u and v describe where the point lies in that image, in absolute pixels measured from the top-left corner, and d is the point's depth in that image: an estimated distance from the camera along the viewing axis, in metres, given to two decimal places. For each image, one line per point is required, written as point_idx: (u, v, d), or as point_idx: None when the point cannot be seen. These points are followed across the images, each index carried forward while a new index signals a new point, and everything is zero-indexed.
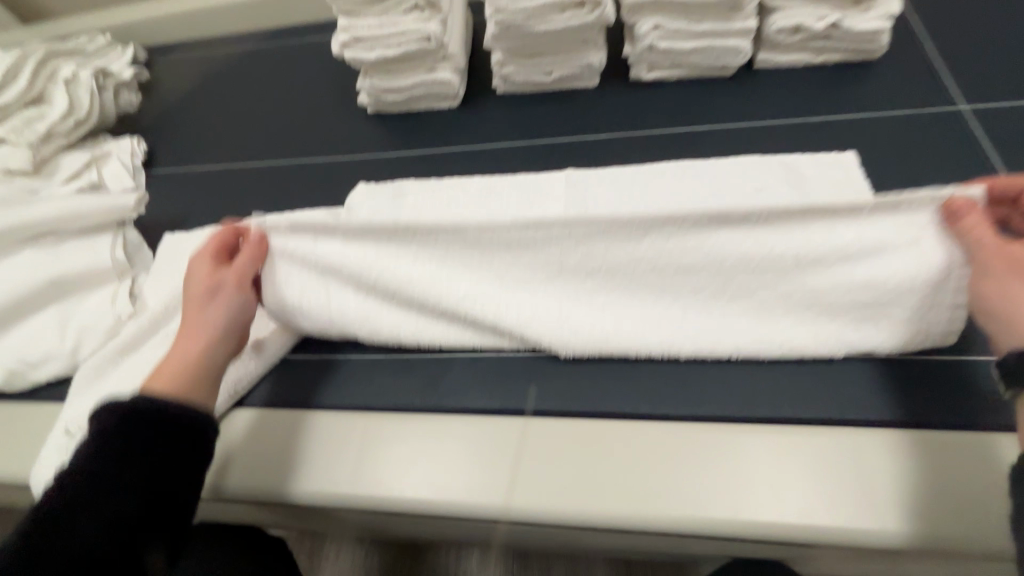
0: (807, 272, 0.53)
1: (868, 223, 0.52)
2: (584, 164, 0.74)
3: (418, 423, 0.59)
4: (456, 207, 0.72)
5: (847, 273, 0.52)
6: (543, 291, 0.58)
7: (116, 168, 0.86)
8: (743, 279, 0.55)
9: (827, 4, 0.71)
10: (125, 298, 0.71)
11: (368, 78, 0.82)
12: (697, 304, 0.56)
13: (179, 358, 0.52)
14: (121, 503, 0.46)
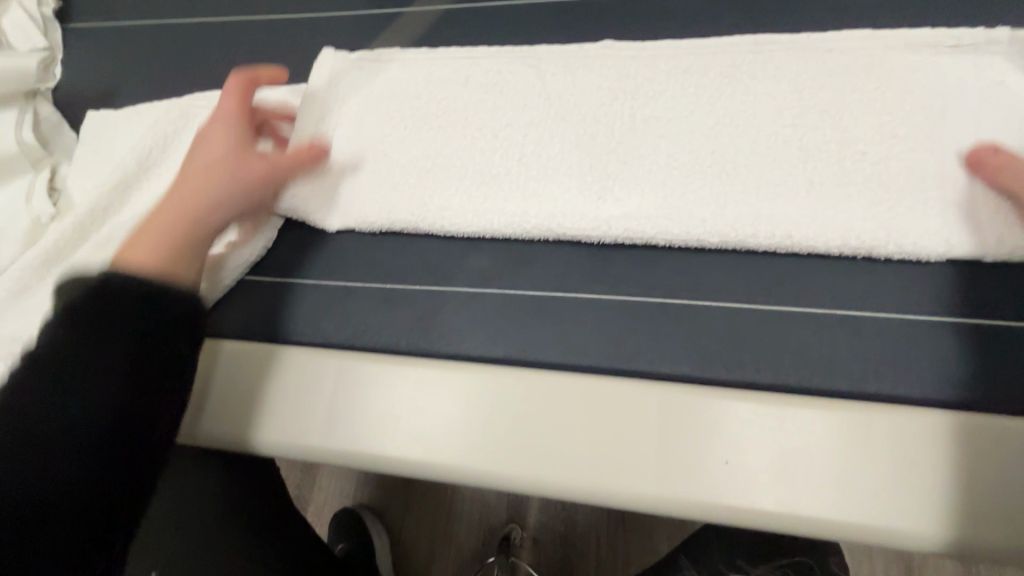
0: (882, 198, 0.43)
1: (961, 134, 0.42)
2: (629, 32, 0.55)
3: (404, 368, 0.47)
4: (454, 92, 0.54)
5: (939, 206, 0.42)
6: (562, 198, 0.48)
7: (17, 16, 0.66)
8: (809, 188, 0.45)
9: None
10: (42, 193, 0.58)
11: None
12: (756, 240, 0.44)
13: (181, 206, 0.48)
14: (56, 453, 0.38)
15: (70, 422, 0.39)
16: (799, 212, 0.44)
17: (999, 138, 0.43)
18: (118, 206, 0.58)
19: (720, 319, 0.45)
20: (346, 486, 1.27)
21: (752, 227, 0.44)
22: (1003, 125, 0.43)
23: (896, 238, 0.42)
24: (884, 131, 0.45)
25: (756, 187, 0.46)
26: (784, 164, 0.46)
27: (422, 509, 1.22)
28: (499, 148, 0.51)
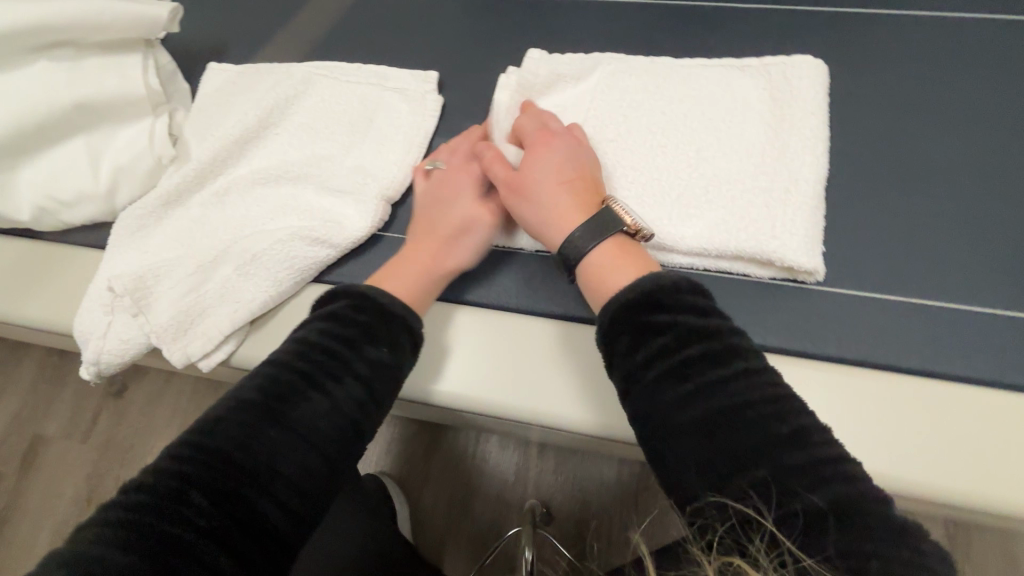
0: (946, 225, 0.52)
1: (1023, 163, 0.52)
2: (721, 48, 0.62)
3: (520, 324, 0.54)
4: (568, 91, 0.59)
5: (999, 235, 0.51)
6: (679, 195, 0.53)
7: None
8: (880, 211, 0.53)
9: None
10: (165, 137, 0.61)
11: None
12: (841, 249, 0.52)
13: (423, 249, 0.52)
14: (296, 408, 0.43)
15: (314, 414, 0.43)
16: (860, 221, 0.52)
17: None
18: (234, 156, 0.61)
19: (803, 300, 0.51)
20: (366, 456, 1.30)
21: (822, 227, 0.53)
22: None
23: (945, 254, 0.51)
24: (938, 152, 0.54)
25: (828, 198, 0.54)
26: (847, 176, 0.54)
27: (442, 482, 1.26)
28: (606, 138, 0.56)
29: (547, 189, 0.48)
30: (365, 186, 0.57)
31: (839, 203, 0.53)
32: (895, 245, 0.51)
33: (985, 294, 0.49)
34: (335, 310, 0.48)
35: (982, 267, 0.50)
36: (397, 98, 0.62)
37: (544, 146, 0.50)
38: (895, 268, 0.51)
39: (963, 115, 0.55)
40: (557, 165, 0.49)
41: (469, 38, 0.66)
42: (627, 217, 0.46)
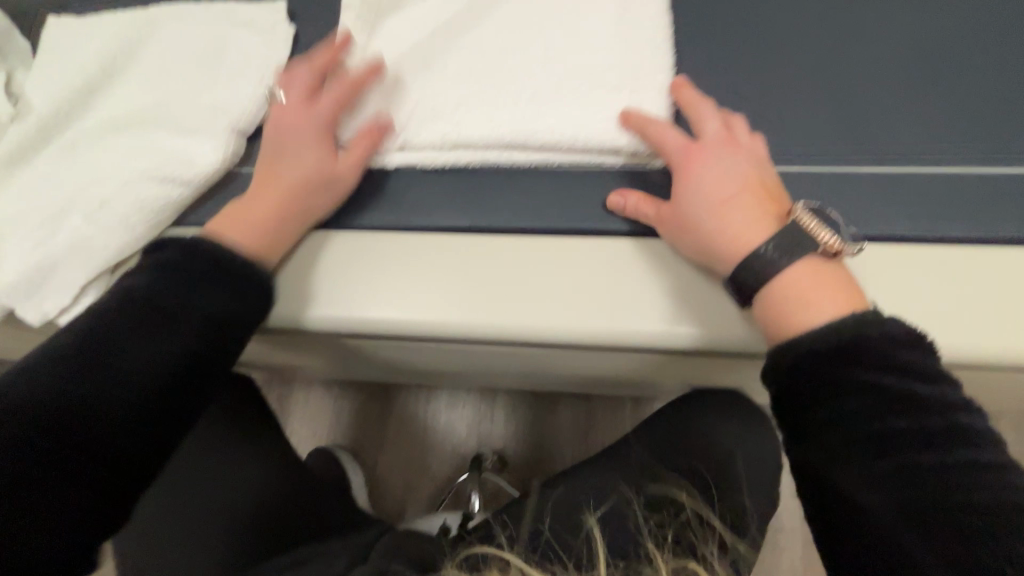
0: (779, 106, 0.54)
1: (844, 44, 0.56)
2: None
3: (396, 241, 0.53)
4: (414, 4, 0.57)
5: (824, 108, 0.54)
6: (531, 93, 0.52)
7: None
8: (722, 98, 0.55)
9: None
10: (2, 96, 0.57)
11: None
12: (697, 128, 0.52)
13: (267, 195, 0.50)
14: (116, 358, 0.43)
15: (134, 362, 0.43)
16: (713, 100, 0.53)
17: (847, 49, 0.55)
18: (80, 108, 0.58)
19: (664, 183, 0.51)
20: (317, 431, 1.29)
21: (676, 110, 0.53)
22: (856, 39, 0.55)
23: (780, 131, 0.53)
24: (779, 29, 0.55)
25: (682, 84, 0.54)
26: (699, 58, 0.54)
27: (395, 446, 1.26)
28: (455, 48, 0.55)
29: (726, 194, 0.46)
30: (217, 122, 0.55)
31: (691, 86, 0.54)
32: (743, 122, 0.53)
33: (817, 164, 0.52)
34: (159, 259, 0.46)
35: (813, 139, 0.53)
36: (247, 32, 0.59)
37: (704, 152, 0.48)
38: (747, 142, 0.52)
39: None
40: (722, 172, 0.47)
41: None
42: (827, 238, 0.44)
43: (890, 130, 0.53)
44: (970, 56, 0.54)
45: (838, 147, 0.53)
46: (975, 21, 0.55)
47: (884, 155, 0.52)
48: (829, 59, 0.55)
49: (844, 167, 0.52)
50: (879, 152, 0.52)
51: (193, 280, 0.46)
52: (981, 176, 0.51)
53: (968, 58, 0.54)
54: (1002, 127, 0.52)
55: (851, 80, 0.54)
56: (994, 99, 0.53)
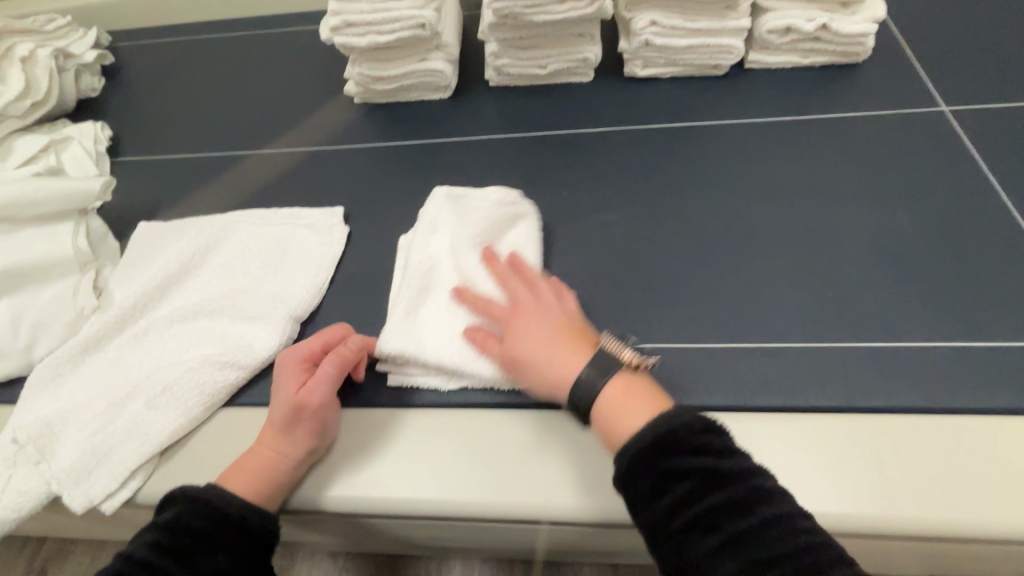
0: (779, 279, 0.60)
1: (825, 225, 0.63)
2: (581, 159, 0.73)
3: (432, 420, 0.56)
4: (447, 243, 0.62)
5: (822, 280, 0.59)
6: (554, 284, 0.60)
7: (76, 153, 0.80)
8: (724, 275, 0.61)
9: (819, 4, 0.71)
10: (88, 290, 0.66)
11: (356, 66, 0.79)
12: (700, 309, 0.59)
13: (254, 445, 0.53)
14: None
15: None
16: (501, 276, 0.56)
17: (829, 230, 0.63)
18: (155, 300, 0.65)
19: (677, 358, 0.56)
20: None
21: (677, 295, 0.60)
22: (834, 222, 0.63)
23: (783, 303, 0.58)
24: (761, 222, 0.64)
25: (681, 268, 0.62)
26: (692, 249, 0.63)
27: None
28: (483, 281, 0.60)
29: (539, 354, 0.50)
30: (276, 311, 0.62)
31: (690, 271, 0.62)
32: (743, 301, 0.59)
33: (825, 333, 0.56)
34: (172, 518, 0.48)
35: (816, 308, 0.58)
36: (308, 233, 0.70)
37: (521, 313, 0.52)
38: (747, 320, 0.58)
39: (777, 191, 0.67)
40: (539, 327, 0.51)
41: (371, 176, 0.77)
42: (624, 353, 0.49)
43: (885, 300, 0.57)
44: (939, 233, 0.61)
45: (841, 315, 0.57)
46: (938, 205, 0.63)
47: (886, 324, 0.56)
48: (815, 241, 0.62)
49: (849, 333, 0.56)
50: (880, 324, 0.56)
51: (206, 548, 0.47)
52: (979, 346, 0.54)
53: (942, 238, 0.60)
54: (988, 297, 0.56)
55: (837, 257, 0.61)
56: (973, 273, 0.58)
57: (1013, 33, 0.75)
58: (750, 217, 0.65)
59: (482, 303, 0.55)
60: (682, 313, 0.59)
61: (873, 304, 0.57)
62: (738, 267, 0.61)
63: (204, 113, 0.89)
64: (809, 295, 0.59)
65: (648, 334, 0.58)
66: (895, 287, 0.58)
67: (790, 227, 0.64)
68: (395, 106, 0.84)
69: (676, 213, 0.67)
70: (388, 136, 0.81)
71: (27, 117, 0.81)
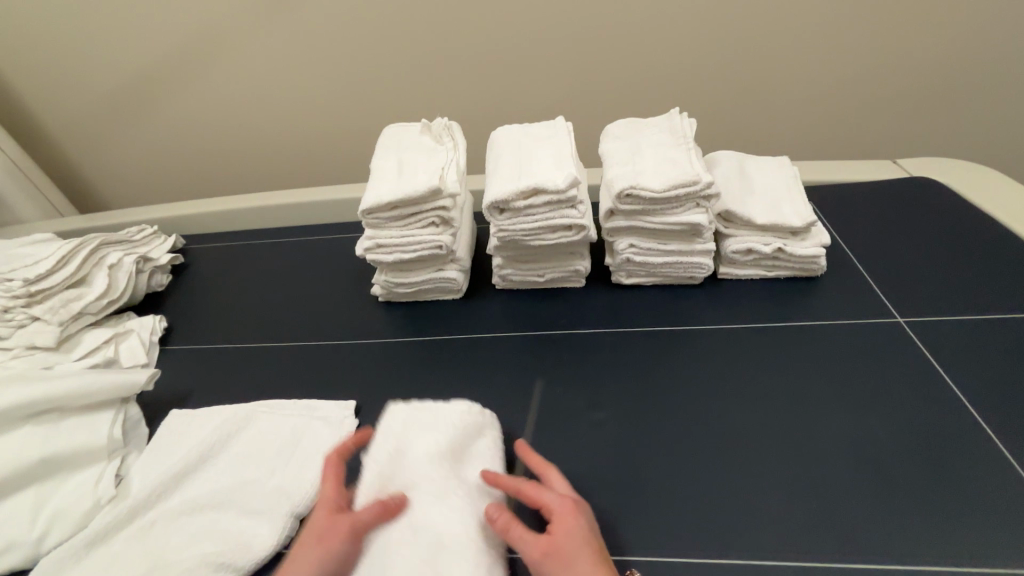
0: (765, 487, 0.62)
1: (803, 430, 0.67)
2: (574, 357, 0.81)
3: None
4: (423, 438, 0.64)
5: (805, 489, 0.61)
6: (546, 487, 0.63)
7: (132, 344, 0.91)
8: (711, 479, 0.63)
9: (771, 232, 0.85)
10: (109, 479, 0.70)
11: (383, 274, 0.93)
12: (687, 518, 0.60)
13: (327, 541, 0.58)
14: None
15: None
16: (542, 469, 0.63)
17: (806, 435, 0.66)
18: (169, 490, 0.69)
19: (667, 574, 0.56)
20: None
21: (666, 501, 0.62)
22: (811, 427, 0.67)
23: (770, 515, 0.59)
24: (742, 424, 0.69)
25: (670, 470, 0.65)
26: (679, 450, 0.67)
27: None
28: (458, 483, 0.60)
29: (582, 559, 0.53)
30: (280, 507, 0.65)
31: (677, 474, 0.64)
32: (730, 510, 0.60)
33: (816, 551, 0.56)
34: None
35: (803, 521, 0.59)
36: (322, 425, 0.75)
37: (572, 514, 0.56)
38: (735, 531, 0.59)
39: (755, 395, 0.72)
40: (587, 535, 0.55)
41: (385, 369, 0.85)
42: None
43: (869, 513, 0.58)
44: (913, 442, 0.64)
45: (831, 529, 0.58)
46: (909, 412, 0.67)
47: (875, 542, 0.56)
48: (797, 447, 0.65)
49: (840, 551, 0.56)
50: (870, 545, 0.56)
51: None
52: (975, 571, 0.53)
53: (916, 448, 0.63)
54: (973, 514, 0.57)
55: (819, 465, 0.63)
56: (955, 486, 0.59)
57: (950, 251, 0.86)
58: (732, 419, 0.69)
59: (530, 490, 0.59)
60: (670, 521, 0.60)
61: (859, 517, 0.58)
62: (723, 473, 0.64)
63: (249, 307, 1.03)
64: (794, 506, 0.60)
65: (638, 544, 0.59)
66: (877, 499, 0.60)
67: (770, 431, 0.67)
68: (413, 305, 0.96)
69: (662, 414, 0.71)
70: (404, 333, 0.91)
71: (99, 313, 0.94)
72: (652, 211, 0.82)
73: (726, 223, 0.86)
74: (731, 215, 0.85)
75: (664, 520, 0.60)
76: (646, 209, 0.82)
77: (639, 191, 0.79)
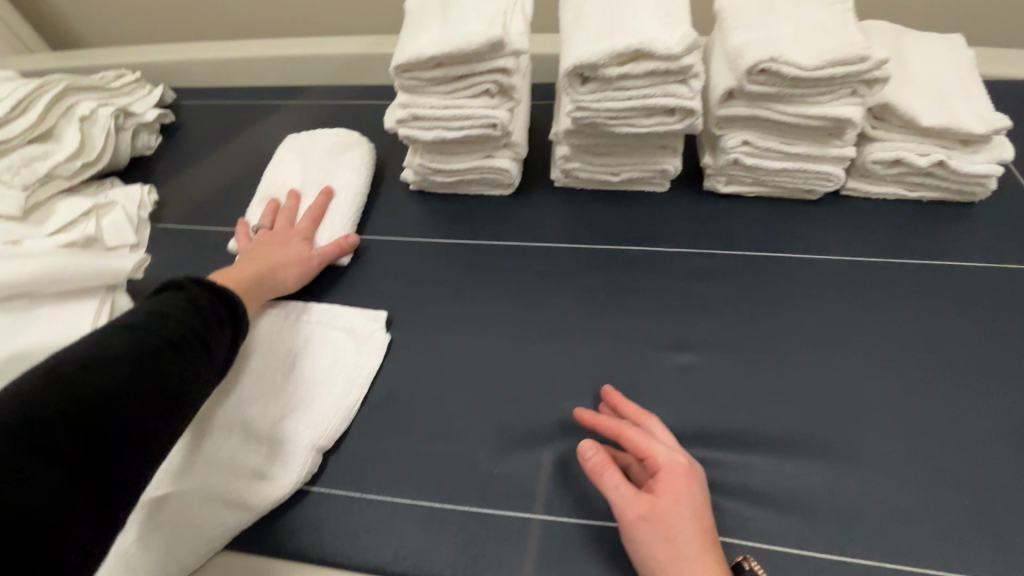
0: (889, 467, 0.51)
1: (938, 400, 0.54)
2: (652, 280, 0.66)
3: None
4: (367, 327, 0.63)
5: (938, 474, 0.50)
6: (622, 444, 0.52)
7: (117, 219, 0.76)
8: (823, 450, 0.52)
9: (935, 140, 0.64)
10: None
11: (417, 155, 0.74)
12: (793, 494, 0.50)
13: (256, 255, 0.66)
14: None
15: None
16: (649, 417, 0.51)
17: (942, 407, 0.54)
18: None
19: (767, 558, 0.47)
20: None
21: (769, 472, 0.51)
22: (948, 398, 0.54)
23: (891, 500, 0.49)
24: (864, 385, 0.55)
25: (774, 435, 0.53)
26: (784, 410, 0.54)
27: None
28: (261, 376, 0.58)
29: (687, 538, 0.42)
30: (300, 436, 0.54)
31: (782, 441, 0.52)
32: (845, 490, 0.50)
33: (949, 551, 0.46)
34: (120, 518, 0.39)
35: (934, 513, 0.48)
36: (344, 337, 0.62)
37: (683, 482, 0.45)
38: (848, 516, 0.49)
39: (882, 349, 0.58)
40: (696, 511, 0.44)
41: (419, 274, 0.71)
42: None
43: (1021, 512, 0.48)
44: None
45: (969, 526, 0.48)
46: None
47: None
48: (933, 422, 0.53)
49: (981, 555, 0.46)
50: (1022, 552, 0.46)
51: None
52: None
53: None
54: None
55: (958, 447, 0.51)
56: None
57: None
58: (851, 377, 0.56)
59: (631, 438, 0.48)
60: (771, 495, 0.50)
61: (1008, 515, 0.48)
62: (838, 444, 0.52)
63: (253, 183, 0.86)
64: (926, 494, 0.49)
65: (732, 520, 0.49)
66: None
67: (898, 398, 0.55)
68: (453, 196, 0.79)
69: (763, 362, 0.58)
70: (441, 232, 0.75)
71: (73, 177, 0.77)
72: (786, 98, 0.61)
73: (875, 123, 0.65)
74: (886, 111, 0.64)
75: (764, 493, 0.50)
76: (780, 94, 0.61)
77: (780, 67, 0.57)
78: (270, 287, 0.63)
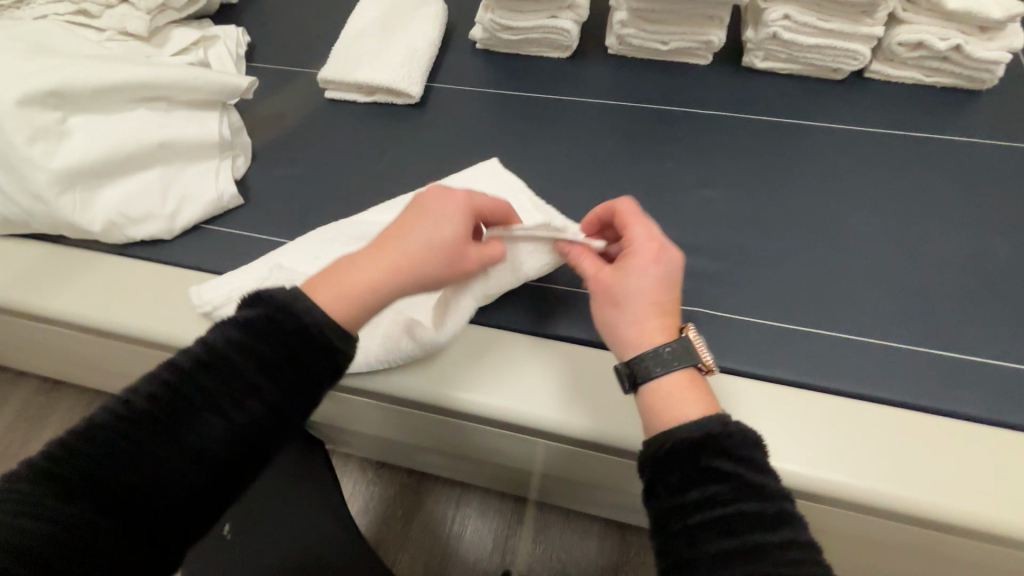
0: (863, 282, 0.63)
1: (913, 238, 0.66)
2: (686, 135, 0.76)
3: (527, 339, 0.62)
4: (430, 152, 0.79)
5: (902, 288, 0.62)
6: None
7: (221, 51, 0.86)
8: (810, 266, 0.65)
9: (956, 24, 0.71)
10: (228, 175, 0.74)
11: (489, 11, 0.83)
12: (781, 293, 0.63)
13: (386, 252, 0.46)
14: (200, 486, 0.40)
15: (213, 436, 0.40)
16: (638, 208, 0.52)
17: (915, 244, 0.65)
18: None
19: (753, 330, 0.60)
20: None
21: (764, 277, 0.64)
22: (922, 237, 0.66)
23: (858, 302, 0.62)
24: (853, 224, 0.67)
25: (773, 253, 0.66)
26: (783, 237, 0.67)
27: (413, 554, 1.01)
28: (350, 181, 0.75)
29: (630, 304, 0.47)
30: None
31: (777, 258, 0.65)
32: (824, 293, 0.62)
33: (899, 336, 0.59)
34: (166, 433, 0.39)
35: (895, 314, 0.61)
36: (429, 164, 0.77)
37: (640, 261, 0.48)
38: (822, 306, 0.62)
39: (876, 199, 0.69)
40: (649, 285, 0.47)
41: (484, 118, 0.81)
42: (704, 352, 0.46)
43: (962, 317, 0.60)
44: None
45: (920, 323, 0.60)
46: None
47: (963, 341, 0.58)
48: (905, 252, 0.65)
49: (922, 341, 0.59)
50: (960, 343, 0.58)
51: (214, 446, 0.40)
52: None
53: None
54: None
55: (923, 272, 0.63)
56: None
57: None
58: (844, 218, 0.68)
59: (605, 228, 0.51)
60: (764, 293, 0.63)
61: (951, 318, 0.60)
62: (824, 264, 0.65)
63: (334, 35, 0.95)
64: (891, 302, 0.61)
65: (729, 305, 0.62)
66: (973, 307, 0.61)
67: (881, 236, 0.66)
68: (515, 56, 0.88)
69: (772, 203, 0.70)
70: (503, 86, 0.85)
71: (181, 10, 0.87)
72: None
73: (905, 6, 0.72)
74: None
75: (757, 291, 0.63)
76: None
77: None
78: (418, 231, 0.47)
